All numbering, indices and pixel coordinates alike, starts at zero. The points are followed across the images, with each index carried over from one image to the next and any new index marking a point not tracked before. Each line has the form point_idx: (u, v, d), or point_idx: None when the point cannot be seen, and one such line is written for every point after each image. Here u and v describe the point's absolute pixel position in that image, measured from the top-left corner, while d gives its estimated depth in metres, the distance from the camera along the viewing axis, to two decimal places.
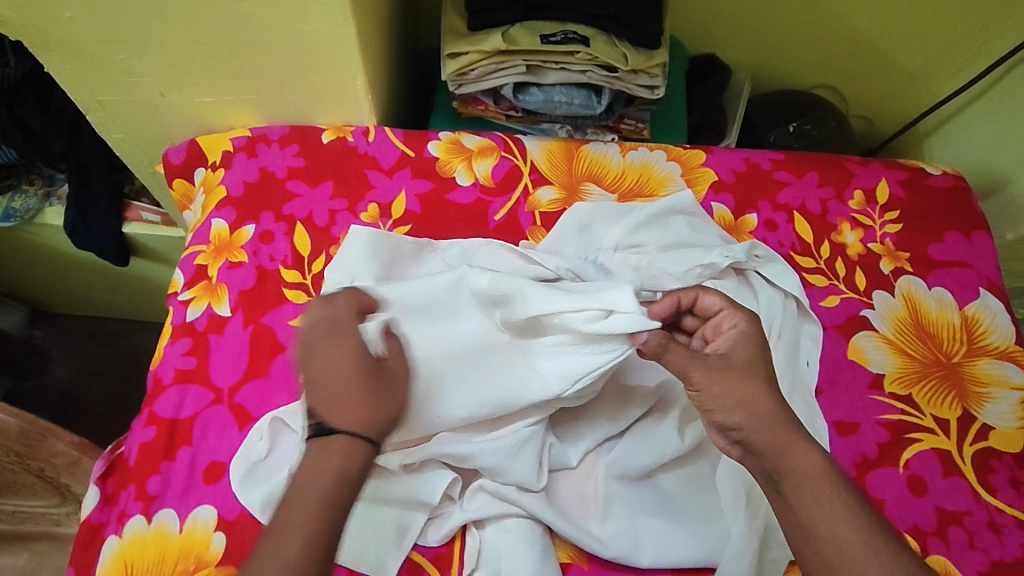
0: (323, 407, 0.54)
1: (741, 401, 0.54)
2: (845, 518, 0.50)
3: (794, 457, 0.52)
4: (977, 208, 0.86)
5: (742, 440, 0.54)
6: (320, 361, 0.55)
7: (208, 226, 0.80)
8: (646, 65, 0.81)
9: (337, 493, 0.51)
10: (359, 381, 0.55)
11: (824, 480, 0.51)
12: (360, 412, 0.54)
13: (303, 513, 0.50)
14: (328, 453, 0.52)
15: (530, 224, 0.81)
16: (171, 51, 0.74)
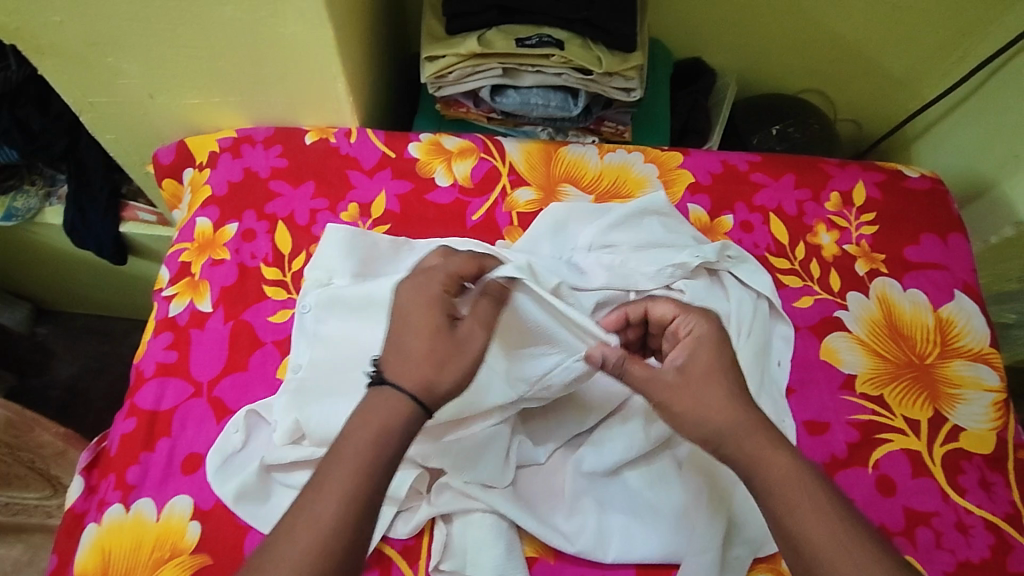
0: (390, 365, 0.54)
1: (695, 395, 0.55)
2: (795, 512, 0.50)
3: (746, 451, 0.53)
4: (953, 210, 0.86)
5: (697, 436, 0.55)
6: (416, 313, 0.55)
7: (193, 224, 0.82)
8: (620, 68, 0.83)
9: (377, 453, 0.50)
10: (445, 331, 0.55)
11: (776, 474, 0.52)
12: (425, 369, 0.53)
13: (345, 469, 0.49)
14: (374, 405, 0.52)
15: (507, 224, 0.82)
16: (157, 52, 0.78)
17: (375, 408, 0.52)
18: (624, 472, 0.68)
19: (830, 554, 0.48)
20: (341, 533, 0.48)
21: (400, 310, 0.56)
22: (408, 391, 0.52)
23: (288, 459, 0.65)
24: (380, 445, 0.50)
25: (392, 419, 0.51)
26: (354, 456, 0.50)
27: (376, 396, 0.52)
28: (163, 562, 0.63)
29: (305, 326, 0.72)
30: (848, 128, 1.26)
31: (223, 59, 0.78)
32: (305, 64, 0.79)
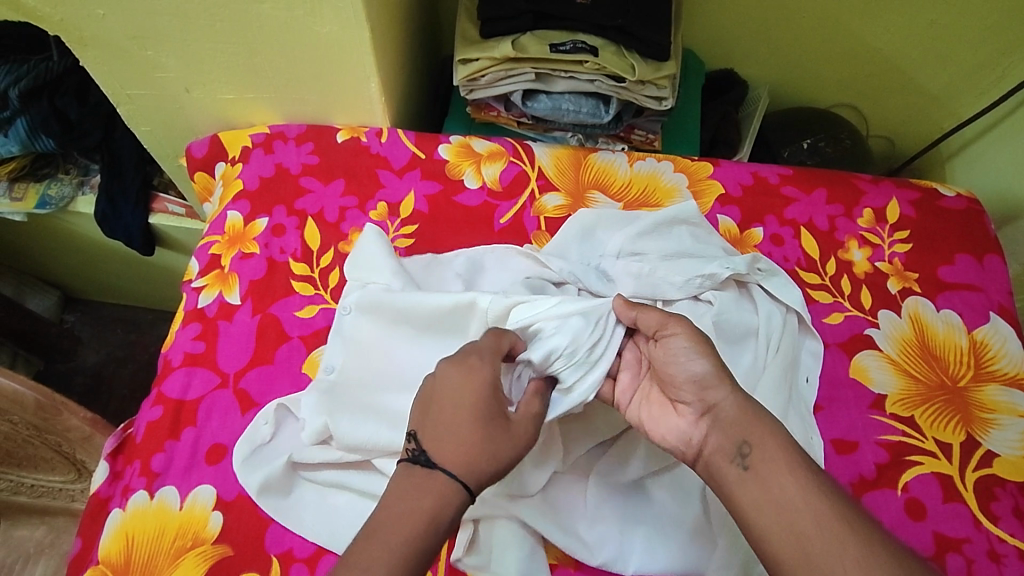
0: (442, 452, 0.51)
1: None
2: None
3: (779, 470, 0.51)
4: (990, 230, 0.84)
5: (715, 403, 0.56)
6: (472, 401, 0.53)
7: (224, 217, 0.83)
8: (654, 77, 0.82)
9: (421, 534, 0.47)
10: (501, 425, 0.54)
11: None
12: (482, 460, 0.52)
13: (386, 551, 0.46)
14: (424, 491, 0.50)
15: (535, 229, 0.82)
16: (195, 47, 0.79)
17: (414, 491, 0.50)
18: (647, 483, 0.67)
19: None
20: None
21: (450, 398, 0.54)
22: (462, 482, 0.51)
23: (317, 460, 0.66)
24: (431, 528, 0.48)
25: (436, 506, 0.49)
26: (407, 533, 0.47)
27: (426, 482, 0.50)
28: (185, 551, 0.63)
29: (343, 329, 0.71)
30: (881, 145, 1.24)
31: (259, 54, 0.79)
32: (340, 63, 0.80)
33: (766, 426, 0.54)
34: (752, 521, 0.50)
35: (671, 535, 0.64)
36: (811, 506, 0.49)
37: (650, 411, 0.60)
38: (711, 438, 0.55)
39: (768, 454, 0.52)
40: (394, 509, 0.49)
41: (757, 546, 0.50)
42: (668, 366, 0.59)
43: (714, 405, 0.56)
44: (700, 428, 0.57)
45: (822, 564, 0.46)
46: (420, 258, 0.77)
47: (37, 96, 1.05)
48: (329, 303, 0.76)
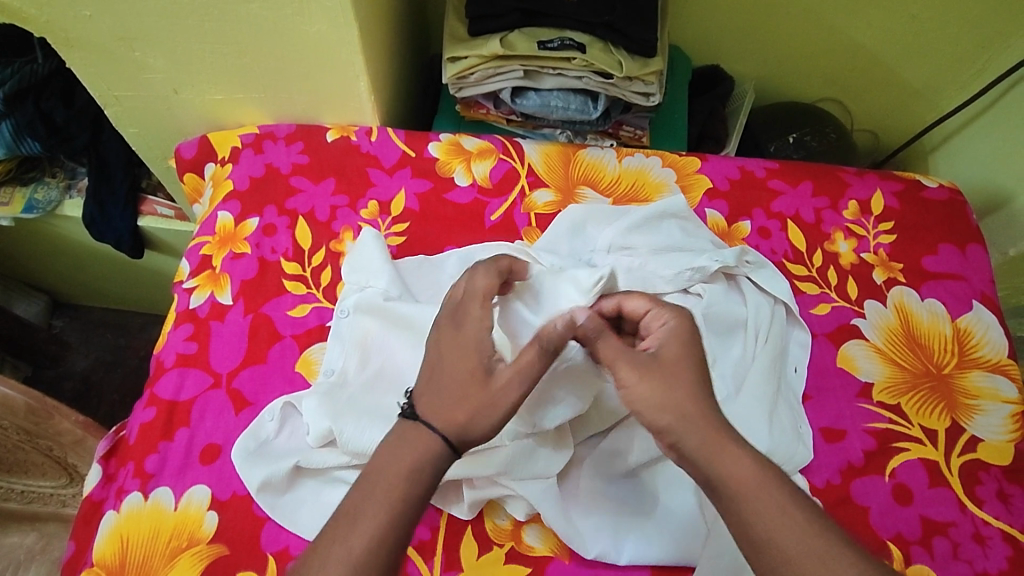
0: (423, 400, 0.53)
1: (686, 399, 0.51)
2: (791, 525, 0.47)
3: (729, 459, 0.49)
4: (972, 220, 0.86)
5: (674, 445, 0.51)
6: (458, 353, 0.54)
7: (215, 217, 0.83)
8: (641, 73, 0.83)
9: (411, 486, 0.50)
10: (482, 373, 0.53)
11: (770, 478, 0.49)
12: (459, 412, 0.52)
13: (379, 503, 0.49)
14: (408, 441, 0.51)
15: (525, 225, 0.83)
16: (183, 48, 0.79)
17: (404, 446, 0.51)
18: (640, 474, 0.68)
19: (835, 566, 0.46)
20: (376, 556, 0.47)
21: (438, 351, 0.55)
22: (438, 431, 0.51)
23: (323, 463, 0.66)
24: (414, 479, 0.50)
25: (420, 455, 0.51)
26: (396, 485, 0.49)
27: (410, 431, 0.52)
28: (180, 551, 0.63)
29: (341, 331, 0.72)
30: (865, 139, 1.26)
31: (249, 55, 0.79)
32: (329, 62, 0.80)
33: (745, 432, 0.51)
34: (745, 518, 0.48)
35: (665, 526, 0.65)
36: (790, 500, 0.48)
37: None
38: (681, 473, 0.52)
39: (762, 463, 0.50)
40: (380, 461, 0.51)
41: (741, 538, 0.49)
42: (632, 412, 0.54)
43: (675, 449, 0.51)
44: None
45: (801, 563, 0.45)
46: (413, 258, 0.78)
47: (21, 98, 1.04)
48: (321, 302, 0.77)
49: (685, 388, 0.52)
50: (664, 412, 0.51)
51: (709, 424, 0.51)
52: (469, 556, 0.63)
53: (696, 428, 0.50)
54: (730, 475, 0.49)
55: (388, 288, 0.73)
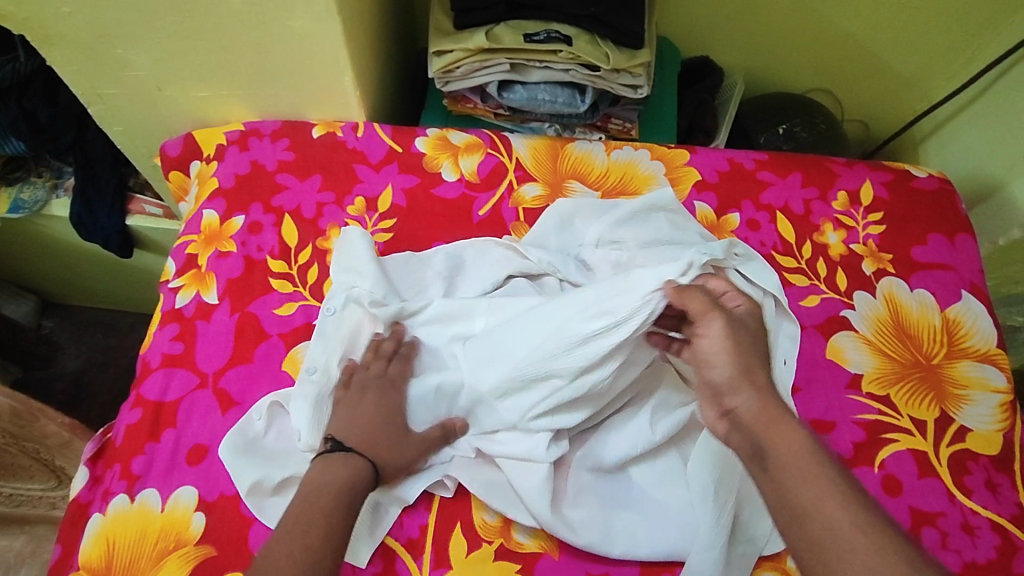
0: (347, 434, 0.62)
1: (746, 373, 0.56)
2: (826, 502, 0.49)
3: (780, 436, 0.53)
4: (960, 209, 0.86)
5: (733, 410, 0.56)
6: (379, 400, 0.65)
7: (200, 216, 0.83)
8: (628, 65, 0.82)
9: (341, 501, 0.57)
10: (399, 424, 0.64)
11: (811, 459, 0.52)
12: (385, 447, 0.62)
13: (316, 516, 0.55)
14: (341, 463, 0.59)
15: (513, 220, 0.82)
16: (165, 44, 0.78)
17: (338, 468, 0.59)
18: (630, 469, 0.68)
19: (855, 544, 0.47)
20: (323, 559, 0.53)
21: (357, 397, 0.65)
22: (367, 458, 0.61)
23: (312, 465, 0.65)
24: (348, 492, 0.58)
25: (351, 475, 0.59)
26: (321, 503, 0.56)
27: (341, 458, 0.60)
28: (167, 553, 0.62)
29: (325, 331, 0.71)
30: (856, 129, 1.25)
31: (232, 51, 0.78)
32: (313, 58, 0.79)
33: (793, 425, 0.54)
34: (789, 487, 0.51)
35: (654, 521, 0.65)
36: (837, 486, 0.50)
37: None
38: (733, 441, 0.56)
39: (809, 445, 0.53)
40: (313, 483, 0.58)
41: (775, 508, 0.51)
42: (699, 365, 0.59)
43: (732, 409, 0.56)
44: (722, 429, 0.57)
45: (835, 536, 0.48)
46: (400, 256, 0.77)
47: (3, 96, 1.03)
48: (307, 300, 0.76)
49: (757, 360, 0.58)
50: (730, 370, 0.57)
51: (767, 395, 0.56)
52: (458, 553, 0.63)
53: (761, 396, 0.55)
54: (782, 442, 0.53)
55: (379, 284, 0.73)
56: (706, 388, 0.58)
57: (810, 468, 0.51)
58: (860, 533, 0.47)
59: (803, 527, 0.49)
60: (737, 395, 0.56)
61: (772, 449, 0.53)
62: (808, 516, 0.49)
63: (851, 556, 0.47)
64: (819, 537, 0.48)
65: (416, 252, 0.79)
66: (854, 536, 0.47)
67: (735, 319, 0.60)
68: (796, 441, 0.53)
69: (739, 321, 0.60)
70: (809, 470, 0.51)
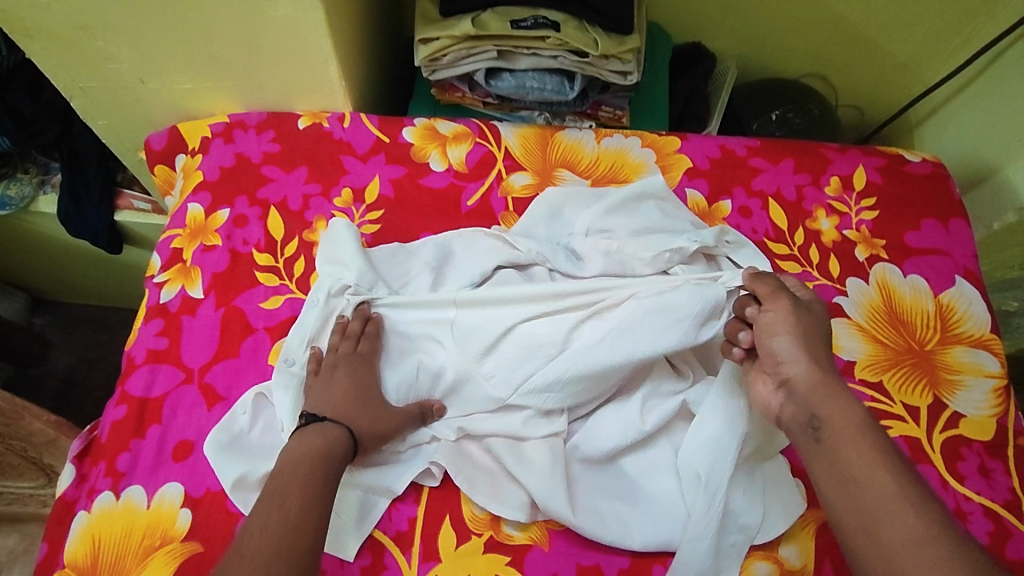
0: (318, 405, 0.64)
1: (804, 346, 0.59)
2: (874, 471, 0.51)
3: (835, 409, 0.55)
4: (955, 194, 0.85)
5: (788, 379, 0.58)
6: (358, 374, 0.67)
7: (185, 210, 0.82)
8: (618, 51, 0.81)
9: (318, 468, 0.57)
10: (370, 393, 0.65)
11: (863, 430, 0.53)
12: (362, 417, 0.63)
13: (293, 482, 0.55)
14: (316, 431, 0.60)
15: (502, 210, 0.81)
16: (146, 36, 0.77)
17: (311, 438, 0.59)
18: (620, 459, 0.67)
19: (900, 515, 0.49)
20: (303, 526, 0.52)
21: (329, 375, 0.66)
22: (344, 425, 0.62)
23: None
24: (325, 458, 0.58)
25: (326, 444, 0.59)
26: (299, 471, 0.56)
27: (315, 428, 0.61)
28: (154, 550, 0.62)
29: (310, 317, 0.72)
30: (851, 114, 1.24)
31: (215, 41, 0.77)
32: (297, 47, 0.78)
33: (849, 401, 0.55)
34: (841, 457, 0.53)
35: (644, 512, 0.64)
36: (888, 460, 0.52)
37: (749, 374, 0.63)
38: (786, 412, 0.58)
39: (863, 419, 0.54)
40: (291, 453, 0.58)
41: (822, 477, 0.53)
42: (759, 337, 0.61)
43: (787, 378, 0.58)
44: (776, 402, 0.59)
45: (880, 504, 0.50)
46: (387, 247, 0.77)
47: None
48: (294, 294, 0.75)
49: (819, 340, 0.60)
50: (793, 341, 0.59)
51: (827, 368, 0.58)
52: (447, 546, 0.63)
53: (819, 369, 0.57)
54: (837, 414, 0.55)
55: (365, 275, 0.73)
56: (764, 356, 0.60)
57: (861, 443, 0.53)
58: (911, 508, 0.49)
59: (852, 496, 0.51)
60: (793, 364, 0.58)
61: (828, 420, 0.54)
62: (857, 485, 0.51)
63: (898, 522, 0.48)
64: (869, 507, 0.50)
65: (404, 243, 0.78)
66: (900, 510, 0.49)
67: (800, 303, 0.62)
68: (852, 416, 0.54)
69: (806, 306, 0.62)
70: (860, 442, 0.53)
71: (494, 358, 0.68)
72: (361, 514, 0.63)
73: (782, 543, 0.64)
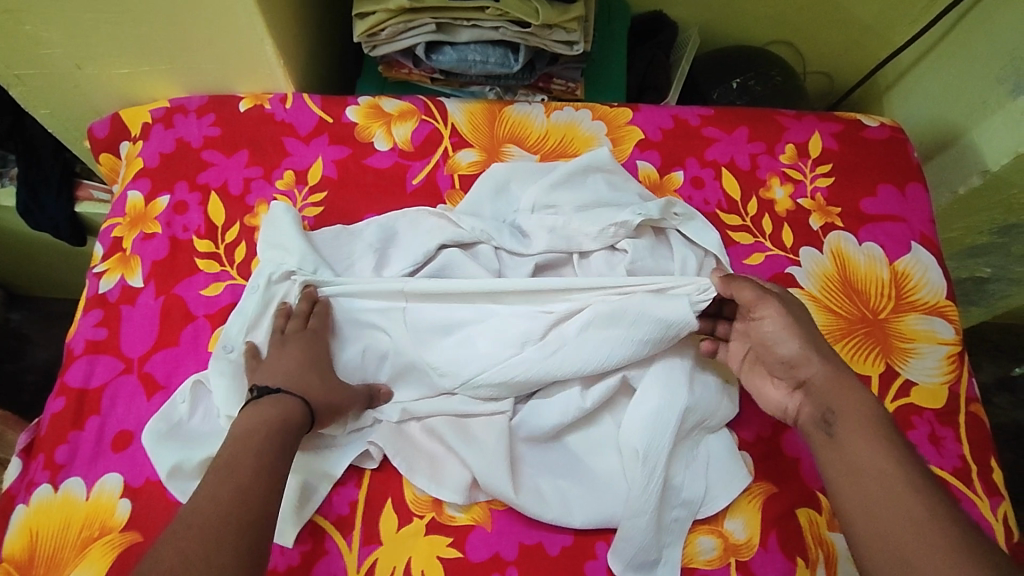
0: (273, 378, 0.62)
1: (811, 343, 0.59)
2: (881, 460, 0.52)
3: (846, 402, 0.56)
4: (912, 158, 0.83)
5: (803, 378, 0.58)
6: (309, 348, 0.65)
7: (125, 198, 0.80)
8: (560, 20, 0.79)
9: (273, 439, 0.56)
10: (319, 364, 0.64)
11: (872, 421, 0.54)
12: (318, 389, 0.63)
13: (246, 452, 0.54)
14: (271, 403, 0.59)
15: (449, 188, 0.79)
16: (74, 20, 0.74)
17: (269, 409, 0.58)
18: (564, 437, 0.67)
19: (907, 501, 0.49)
20: (253, 498, 0.51)
21: (283, 348, 0.65)
22: (297, 395, 0.60)
23: None
24: (280, 429, 0.57)
25: (284, 414, 0.58)
26: (256, 444, 0.55)
27: (269, 400, 0.59)
28: (91, 541, 0.62)
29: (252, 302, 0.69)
30: (819, 81, 1.22)
31: (143, 22, 0.74)
32: (228, 27, 0.75)
33: (860, 397, 0.56)
34: (846, 448, 0.53)
35: (588, 491, 0.64)
36: (897, 452, 0.52)
37: (753, 380, 0.63)
38: (803, 412, 0.58)
39: (874, 411, 0.55)
40: (245, 424, 0.56)
41: (829, 467, 0.54)
42: (764, 345, 0.61)
43: (804, 380, 0.58)
44: (792, 403, 0.60)
45: (886, 492, 0.50)
46: (329, 229, 0.75)
47: None
48: (234, 279, 0.74)
49: (817, 333, 0.60)
50: (800, 344, 0.59)
51: (835, 362, 0.58)
52: (388, 529, 0.62)
53: (830, 364, 0.58)
54: (847, 403, 0.56)
55: (306, 257, 0.71)
56: (774, 362, 0.60)
57: (870, 433, 0.54)
58: (911, 490, 0.50)
59: (859, 479, 0.52)
60: (808, 365, 0.58)
61: (842, 414, 0.55)
62: (862, 471, 0.52)
63: (903, 509, 0.49)
64: (874, 490, 0.51)
65: (348, 224, 0.76)
66: (906, 496, 0.49)
67: (787, 303, 0.62)
68: (857, 401, 0.56)
69: (791, 303, 0.62)
70: (869, 432, 0.54)
71: (439, 351, 0.67)
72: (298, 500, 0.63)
73: (728, 517, 0.64)
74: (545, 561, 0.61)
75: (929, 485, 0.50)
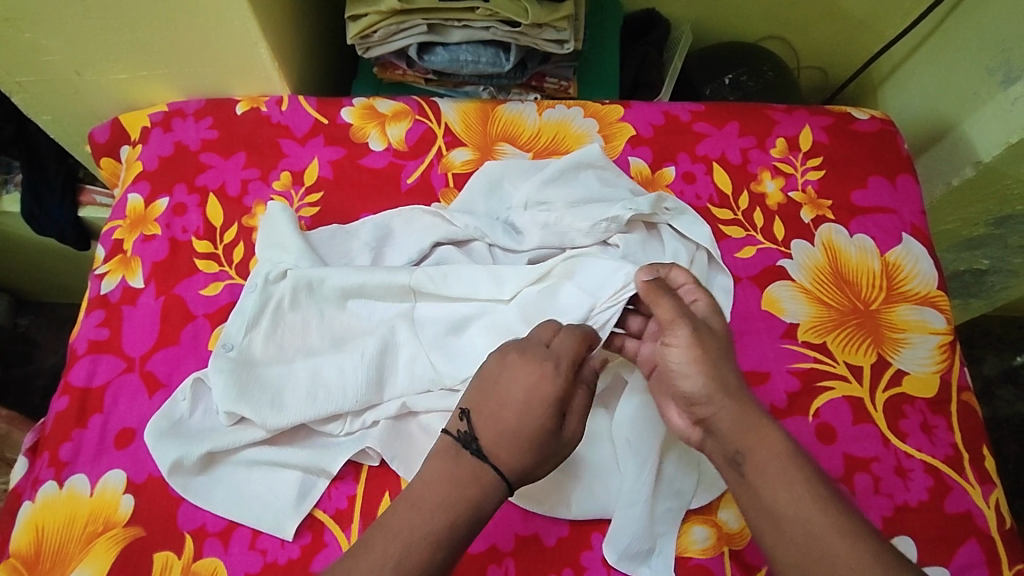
0: (486, 434, 0.52)
1: (719, 385, 0.54)
2: (803, 507, 0.49)
3: (758, 440, 0.52)
4: (902, 150, 0.83)
5: (705, 418, 0.54)
6: (519, 401, 0.52)
7: (125, 201, 0.81)
8: (550, 19, 0.80)
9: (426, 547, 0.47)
10: (553, 431, 0.52)
11: (788, 459, 0.51)
12: (524, 461, 0.52)
13: (391, 543, 0.47)
14: (431, 487, 0.50)
15: (442, 186, 0.80)
16: (72, 26, 0.76)
17: (431, 493, 0.50)
18: None
19: (835, 547, 0.47)
20: None
21: (500, 398, 0.53)
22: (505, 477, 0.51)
23: (240, 442, 0.66)
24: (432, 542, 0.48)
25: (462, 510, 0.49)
26: (401, 534, 0.48)
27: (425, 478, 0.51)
28: (96, 536, 0.63)
29: (251, 301, 0.70)
30: (814, 75, 1.24)
31: (139, 27, 0.76)
32: (224, 31, 0.76)
33: (769, 433, 0.52)
34: (763, 496, 0.50)
35: (583, 481, 0.64)
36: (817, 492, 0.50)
37: (659, 397, 0.60)
38: (708, 446, 0.56)
39: (789, 446, 0.52)
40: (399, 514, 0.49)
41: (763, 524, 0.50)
42: (668, 373, 0.57)
43: (705, 418, 0.55)
44: (693, 435, 0.57)
45: (811, 543, 0.48)
46: (326, 228, 0.76)
47: None
48: (233, 279, 0.75)
49: (726, 364, 0.55)
50: (705, 382, 0.54)
51: (744, 397, 0.54)
52: None
53: (734, 400, 0.53)
54: (761, 448, 0.52)
55: (302, 259, 0.72)
56: (679, 396, 0.56)
57: (786, 473, 0.50)
58: (837, 534, 0.48)
59: (777, 526, 0.49)
60: (709, 404, 0.54)
61: (749, 455, 0.52)
62: (782, 515, 0.49)
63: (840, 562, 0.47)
64: (799, 542, 0.48)
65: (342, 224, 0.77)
66: (833, 545, 0.47)
67: (703, 325, 0.57)
68: (773, 441, 0.52)
69: (705, 325, 0.57)
70: (787, 469, 0.51)
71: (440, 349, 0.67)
72: (297, 496, 0.64)
73: (721, 507, 0.64)
74: (542, 553, 0.62)
75: (859, 526, 0.48)
